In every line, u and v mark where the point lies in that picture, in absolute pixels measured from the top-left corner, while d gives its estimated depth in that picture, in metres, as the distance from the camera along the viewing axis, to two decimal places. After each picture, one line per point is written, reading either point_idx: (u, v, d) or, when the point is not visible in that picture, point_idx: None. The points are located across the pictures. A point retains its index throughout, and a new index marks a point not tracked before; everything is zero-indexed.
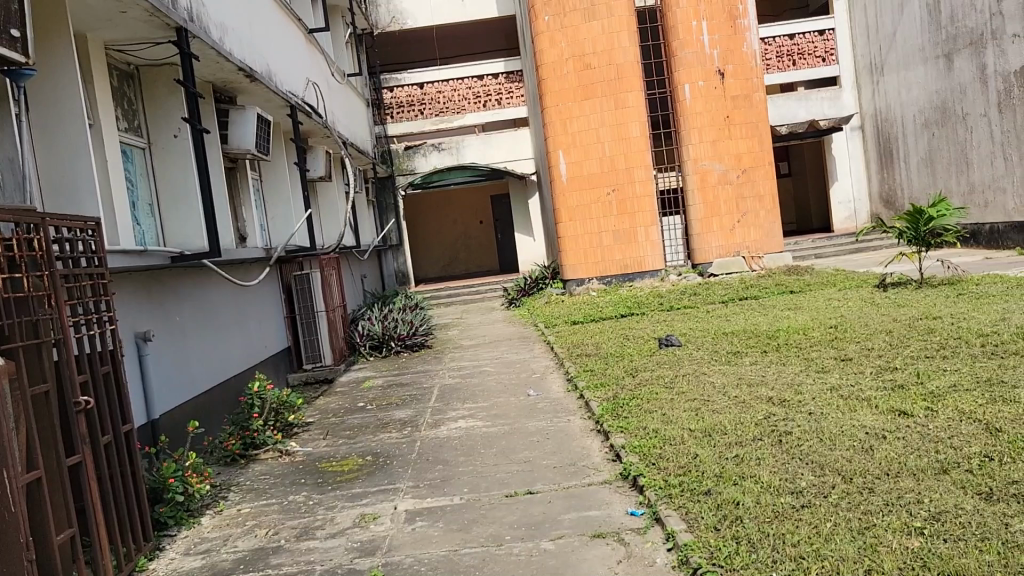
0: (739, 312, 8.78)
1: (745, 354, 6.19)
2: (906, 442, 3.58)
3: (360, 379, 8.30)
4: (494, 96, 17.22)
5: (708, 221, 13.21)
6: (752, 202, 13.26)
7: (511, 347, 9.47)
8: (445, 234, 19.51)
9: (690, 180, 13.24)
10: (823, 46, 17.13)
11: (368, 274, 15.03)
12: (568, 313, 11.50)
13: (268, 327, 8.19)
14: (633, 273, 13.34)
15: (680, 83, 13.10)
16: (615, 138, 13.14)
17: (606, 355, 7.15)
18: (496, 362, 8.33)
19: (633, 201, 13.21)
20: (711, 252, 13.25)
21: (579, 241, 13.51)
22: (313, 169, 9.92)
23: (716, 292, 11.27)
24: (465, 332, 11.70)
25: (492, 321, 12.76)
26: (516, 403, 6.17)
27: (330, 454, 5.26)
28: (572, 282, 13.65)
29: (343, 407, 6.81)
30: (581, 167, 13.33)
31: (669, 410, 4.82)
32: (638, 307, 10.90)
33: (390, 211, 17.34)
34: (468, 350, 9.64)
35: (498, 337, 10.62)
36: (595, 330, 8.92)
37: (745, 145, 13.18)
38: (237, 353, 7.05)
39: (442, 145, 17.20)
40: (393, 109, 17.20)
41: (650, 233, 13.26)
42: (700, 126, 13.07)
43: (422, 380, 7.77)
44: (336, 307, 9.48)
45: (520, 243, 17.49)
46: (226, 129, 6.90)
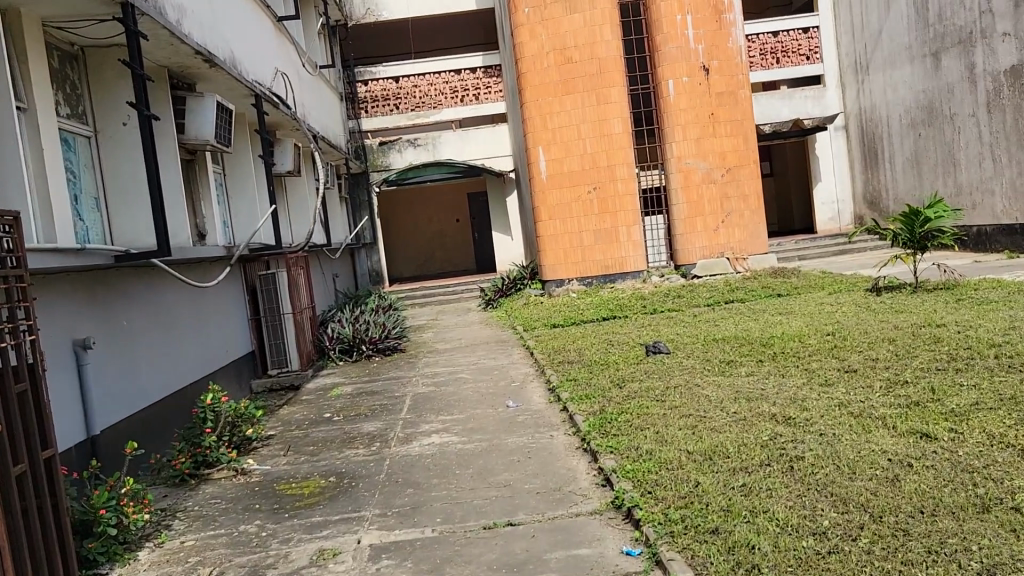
0: (728, 317, 8.41)
1: (739, 364, 5.80)
2: (936, 471, 3.19)
3: (328, 387, 7.81)
4: (472, 91, 16.75)
5: (692, 221, 12.84)
6: (737, 202, 12.91)
7: (489, 351, 9.03)
8: (421, 232, 19.02)
9: (673, 178, 12.85)
10: (807, 44, 16.84)
11: (340, 273, 14.49)
12: (548, 315, 11.06)
13: (229, 330, 7.67)
14: (614, 274, 12.94)
15: (664, 79, 12.71)
16: (596, 134, 12.72)
17: (589, 362, 6.73)
18: (474, 368, 7.88)
19: (615, 200, 12.81)
20: (695, 253, 12.87)
21: (558, 240, 13.09)
22: (280, 164, 9.40)
23: (701, 295, 10.90)
24: (440, 335, 11.23)
25: (468, 323, 12.30)
26: (494, 415, 5.73)
27: (290, 473, 4.78)
28: (552, 283, 13.23)
29: (308, 418, 6.33)
30: (561, 164, 12.91)
31: (664, 428, 4.40)
32: (621, 310, 10.49)
33: (363, 208, 16.82)
34: (443, 355, 9.18)
35: (475, 341, 10.17)
36: (577, 334, 8.51)
37: (730, 143, 12.82)
38: (194, 358, 6.54)
39: (418, 141, 16.72)
40: (366, 103, 16.76)
41: (632, 233, 12.86)
42: (684, 123, 12.69)
43: (395, 387, 7.31)
44: (304, 309, 9.00)
45: (497, 242, 17.03)
46: (183, 118, 6.37)
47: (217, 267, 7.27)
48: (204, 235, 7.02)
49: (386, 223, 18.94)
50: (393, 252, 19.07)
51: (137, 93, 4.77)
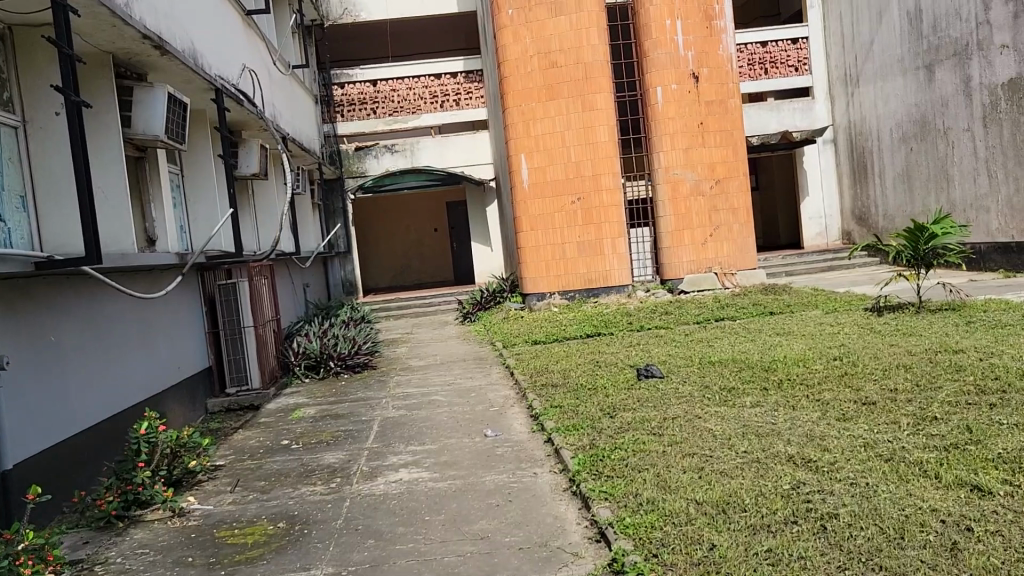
0: (722, 337, 7.88)
1: (742, 392, 5.24)
2: (1005, 539, 2.66)
3: (290, 408, 7.17)
4: (452, 96, 16.19)
5: (680, 234, 12.33)
6: (726, 215, 12.43)
7: (466, 369, 8.42)
8: (398, 242, 18.40)
9: (660, 189, 12.35)
10: (796, 55, 16.45)
11: (310, 283, 13.86)
12: (528, 331, 10.48)
13: (181, 345, 7.02)
14: (598, 288, 12.41)
15: (652, 86, 12.22)
16: (581, 143, 12.20)
17: (575, 387, 6.15)
18: (449, 389, 7.27)
19: (600, 211, 12.28)
20: (681, 268, 12.36)
21: (540, 252, 12.52)
22: (245, 166, 8.77)
23: (690, 312, 10.38)
24: (414, 351, 10.61)
25: (444, 338, 11.70)
26: (470, 446, 5.13)
27: (233, 516, 4.16)
28: (533, 296, 12.66)
29: (263, 445, 5.69)
30: (544, 173, 12.36)
31: (665, 470, 3.83)
32: (605, 327, 9.94)
33: (337, 216, 16.18)
34: (417, 373, 8.56)
35: (451, 357, 9.55)
36: (561, 353, 7.94)
37: (719, 153, 12.35)
38: (136, 378, 5.89)
39: (395, 147, 16.13)
40: (342, 106, 16.14)
41: (617, 246, 12.34)
42: (673, 132, 12.20)
43: (362, 410, 6.67)
44: (268, 323, 8.34)
45: (476, 253, 16.43)
46: (129, 109, 5.75)
47: (168, 276, 6.64)
48: (154, 240, 6.39)
49: (361, 231, 18.31)
50: (369, 261, 18.43)
51: (63, 75, 4.16)
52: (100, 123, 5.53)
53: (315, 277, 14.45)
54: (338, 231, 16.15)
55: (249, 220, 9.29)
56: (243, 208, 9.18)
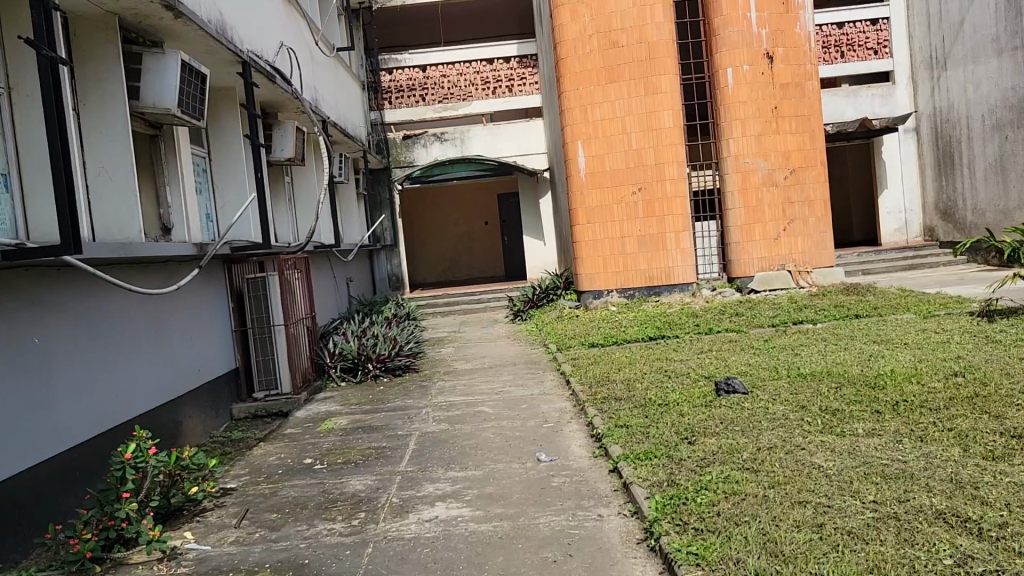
0: (806, 343, 6.96)
1: (851, 416, 4.34)
2: None
3: (320, 417, 6.43)
4: (505, 82, 15.42)
5: (750, 228, 11.34)
6: (801, 208, 11.41)
7: (516, 375, 7.61)
8: (447, 235, 17.69)
9: (729, 179, 11.38)
10: (875, 37, 15.27)
11: (354, 278, 13.19)
12: (584, 332, 9.63)
13: (202, 345, 6.35)
14: (660, 286, 11.49)
15: (721, 67, 11.25)
16: (643, 129, 11.30)
17: (643, 402, 5.30)
18: (497, 398, 6.46)
19: (662, 202, 11.36)
20: (752, 265, 11.37)
21: (596, 247, 11.65)
22: (280, 150, 8.11)
23: (763, 313, 9.42)
24: (460, 352, 9.85)
25: (493, 338, 10.91)
26: (521, 474, 4.32)
27: (231, 563, 3.41)
28: (589, 294, 11.80)
29: (284, 464, 4.94)
30: (602, 161, 11.49)
31: (772, 526, 2.97)
32: (668, 329, 9.05)
33: (384, 207, 15.53)
34: (463, 378, 7.78)
35: (500, 361, 8.75)
36: (622, 359, 7.09)
37: (794, 140, 11.34)
38: (143, 384, 5.21)
39: (445, 135, 15.43)
40: (390, 93, 15.48)
41: (681, 240, 11.40)
42: (744, 117, 11.22)
43: (399, 422, 5.89)
44: (301, 321, 7.67)
45: (528, 247, 15.61)
46: (138, 79, 5.06)
47: (185, 267, 5.97)
48: (169, 228, 5.72)
49: (409, 223, 17.64)
50: (416, 254, 17.73)
51: (35, 25, 3.43)
52: (105, 93, 4.87)
53: (359, 272, 13.79)
54: (385, 223, 15.49)
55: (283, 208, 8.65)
56: (275, 194, 8.56)
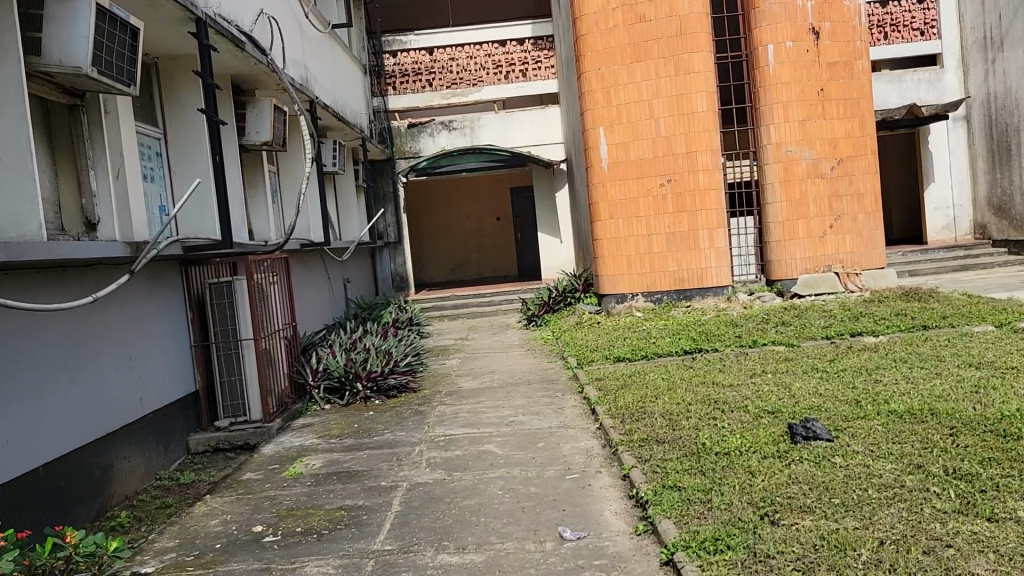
0: (882, 364, 5.73)
1: (997, 487, 3.12)
2: None
3: (290, 455, 5.24)
4: (518, 65, 14.24)
5: (793, 225, 10.09)
6: (850, 203, 10.17)
7: (529, 399, 6.38)
8: (456, 231, 16.51)
9: (770, 170, 10.13)
10: (922, 17, 13.95)
11: (351, 278, 12.05)
12: (607, 343, 8.45)
13: (147, 367, 5.21)
14: (690, 288, 10.28)
15: (761, 44, 10.00)
16: (673, 113, 10.09)
17: (692, 451, 4.10)
18: (506, 434, 5.25)
19: (693, 195, 10.14)
20: (794, 266, 10.13)
21: (619, 245, 10.44)
22: (255, 132, 6.98)
23: (814, 324, 8.21)
24: (466, 366, 8.65)
25: (504, 348, 9.74)
26: (539, 563, 3.14)
27: None
28: (611, 298, 10.60)
29: (225, 535, 3.76)
30: (627, 149, 10.28)
31: None
32: (704, 342, 7.85)
33: (387, 201, 14.37)
34: (467, 401, 6.58)
35: (512, 378, 7.54)
36: (654, 383, 5.87)
37: (842, 126, 10.10)
38: (50, 425, 4.07)
39: (453, 123, 14.21)
40: (394, 77, 14.35)
41: (715, 238, 10.18)
42: (787, 100, 9.97)
43: (383, 468, 4.69)
44: (277, 333, 6.51)
45: (543, 245, 14.39)
46: (40, 28, 3.90)
47: (118, 272, 4.84)
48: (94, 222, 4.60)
49: (416, 219, 16.48)
50: (422, 252, 16.55)
51: None
52: None
53: (358, 272, 12.65)
54: (388, 219, 14.33)
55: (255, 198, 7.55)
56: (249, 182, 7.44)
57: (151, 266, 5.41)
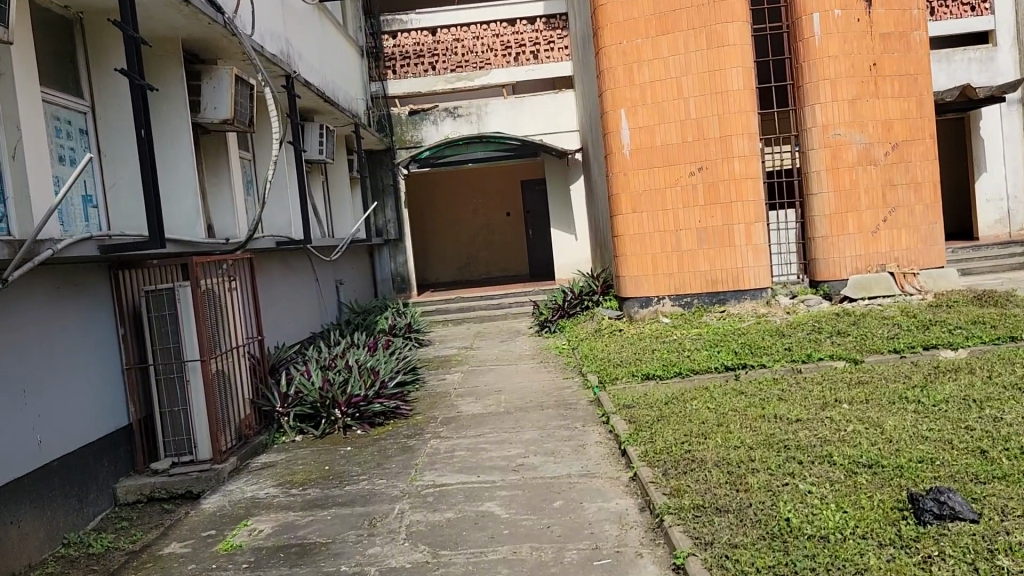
0: (991, 391, 4.52)
1: None
2: None
3: (234, 515, 4.06)
4: (528, 46, 13.05)
5: (843, 218, 8.85)
6: (906, 193, 8.94)
7: (542, 432, 5.19)
8: (463, 228, 15.35)
9: (815, 156, 8.90)
10: None
11: (344, 280, 10.90)
12: (634, 355, 7.27)
13: (50, 402, 4.06)
14: (725, 291, 9.06)
15: (806, 13, 8.76)
16: (704, 92, 8.89)
17: (774, 535, 2.90)
18: (514, 487, 4.08)
19: (728, 185, 8.93)
20: (844, 265, 8.87)
21: (644, 243, 9.24)
22: (212, 107, 5.83)
23: (877, 333, 7.00)
24: (469, 382, 7.48)
25: (514, 360, 8.57)
26: None
27: None
28: (633, 301, 9.41)
29: None
30: (652, 134, 9.08)
31: None
32: (748, 355, 6.67)
33: (387, 195, 13.23)
34: (467, 432, 5.41)
35: (523, 400, 6.36)
36: (697, 414, 4.71)
37: (897, 107, 8.88)
38: None
39: (458, 109, 13.02)
40: (393, 60, 13.21)
41: (753, 234, 8.97)
42: (836, 77, 8.74)
43: (348, 541, 3.52)
44: (234, 350, 5.36)
45: (557, 243, 13.20)
46: None
47: None
48: None
49: (419, 214, 15.33)
50: (426, 250, 15.41)
51: None
52: None
53: (353, 272, 11.50)
54: (388, 214, 13.23)
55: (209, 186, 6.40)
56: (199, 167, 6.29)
57: (60, 271, 4.27)
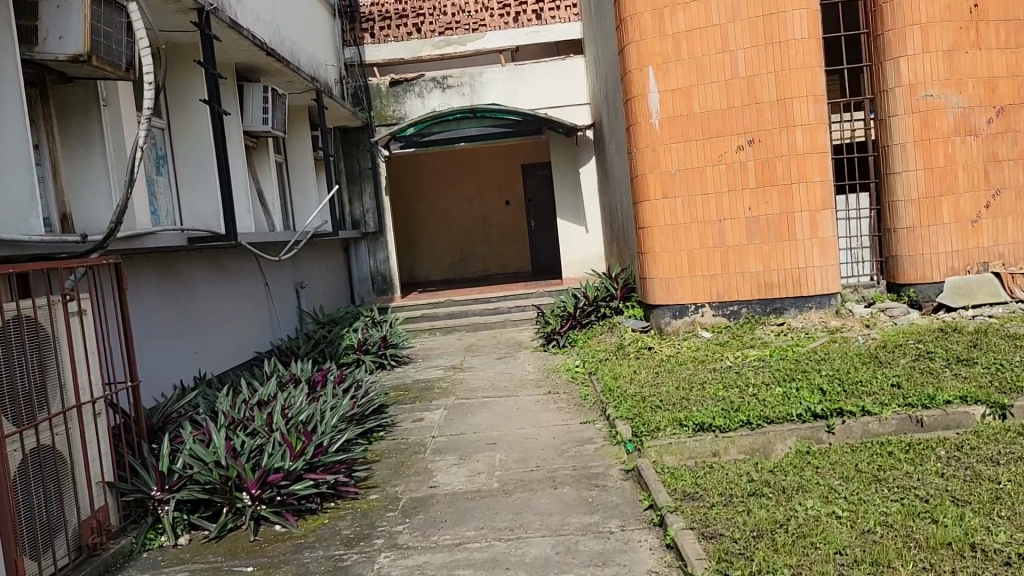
0: None
1: None
2: None
3: None
4: (530, 4, 11.09)
5: (935, 204, 6.89)
6: (1014, 172, 6.96)
7: (557, 543, 3.26)
8: (456, 218, 13.40)
9: (899, 125, 6.95)
10: None
11: (307, 283, 8.94)
12: (676, 390, 5.35)
13: None
14: (781, 298, 7.13)
15: None
16: (757, 43, 6.94)
17: None
18: None
19: (786, 162, 6.99)
20: (935, 264, 6.94)
21: (678, 236, 7.29)
22: (53, 36, 3.88)
23: (1014, 362, 5.06)
24: (453, 426, 5.55)
25: (514, 388, 6.65)
26: None
27: None
28: (663, 310, 7.47)
29: None
30: (688, 99, 7.12)
31: None
32: (841, 397, 4.75)
33: (364, 180, 11.28)
34: (442, 535, 3.47)
35: (525, 465, 4.44)
36: (820, 531, 2.79)
37: (1004, 61, 6.90)
38: None
39: (447, 78, 11.03)
40: (371, 21, 11.24)
41: (818, 224, 7.02)
42: (929, 20, 6.77)
43: None
44: (78, 409, 3.43)
45: (565, 236, 11.25)
46: None
47: None
48: None
49: (405, 202, 13.38)
50: (414, 245, 13.48)
51: None
52: None
53: (320, 272, 9.55)
54: (365, 203, 11.32)
55: (70, 159, 4.50)
56: (53, 131, 4.39)
57: None
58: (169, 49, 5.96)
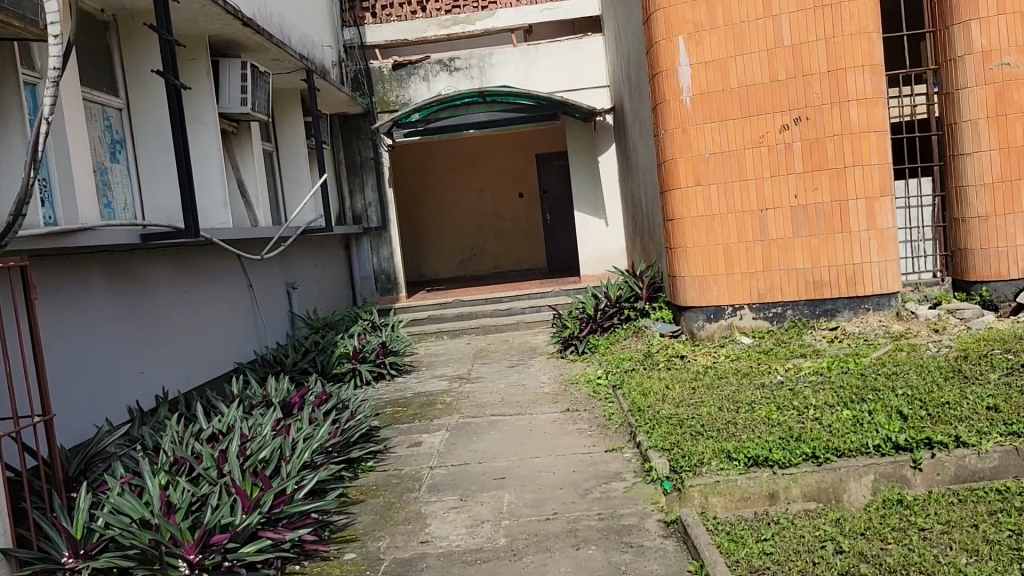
0: None
1: None
2: None
3: None
4: None
5: (1011, 190, 5.98)
6: None
7: None
8: (466, 211, 12.56)
9: (969, 99, 6.03)
10: None
11: (300, 284, 8.14)
12: (720, 411, 4.49)
13: None
14: (833, 298, 6.25)
15: None
16: (805, 6, 6.04)
17: None
18: None
19: (838, 143, 6.09)
20: (1012, 259, 6.03)
21: (713, 229, 6.40)
22: None
23: None
24: (455, 453, 4.72)
25: (527, 402, 5.81)
26: None
27: None
28: (696, 313, 6.59)
29: None
30: (725, 72, 6.23)
31: None
32: (927, 421, 3.88)
33: (367, 171, 10.48)
34: None
35: (538, 512, 3.60)
36: None
37: None
38: None
39: (454, 60, 10.19)
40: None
41: (875, 214, 6.13)
42: None
43: None
44: None
45: (583, 230, 10.39)
46: None
47: None
48: None
49: (412, 195, 12.56)
50: (422, 241, 12.65)
51: None
52: None
53: (316, 271, 8.75)
54: (368, 196, 10.53)
55: None
56: None
57: None
58: (126, 15, 5.11)
